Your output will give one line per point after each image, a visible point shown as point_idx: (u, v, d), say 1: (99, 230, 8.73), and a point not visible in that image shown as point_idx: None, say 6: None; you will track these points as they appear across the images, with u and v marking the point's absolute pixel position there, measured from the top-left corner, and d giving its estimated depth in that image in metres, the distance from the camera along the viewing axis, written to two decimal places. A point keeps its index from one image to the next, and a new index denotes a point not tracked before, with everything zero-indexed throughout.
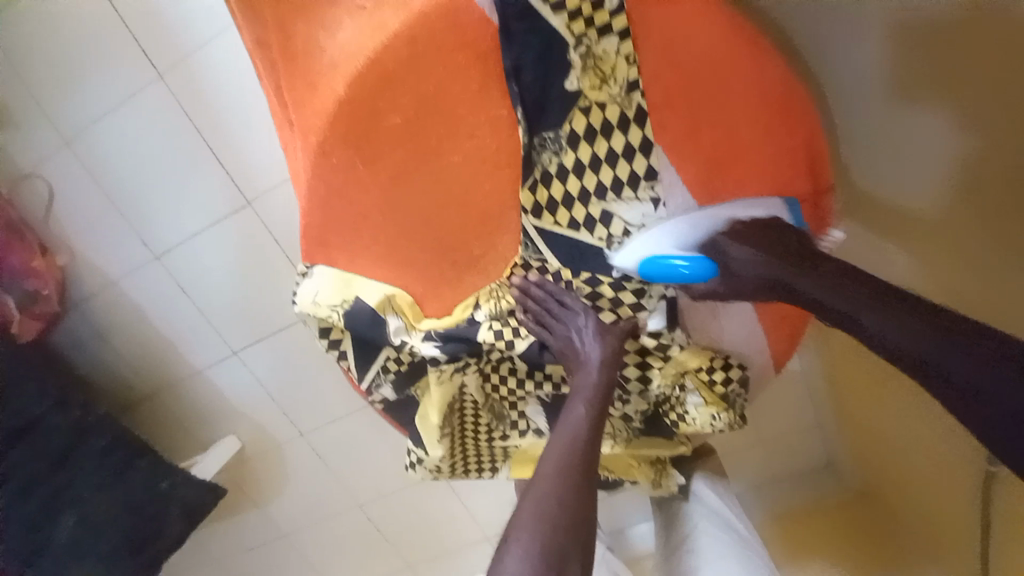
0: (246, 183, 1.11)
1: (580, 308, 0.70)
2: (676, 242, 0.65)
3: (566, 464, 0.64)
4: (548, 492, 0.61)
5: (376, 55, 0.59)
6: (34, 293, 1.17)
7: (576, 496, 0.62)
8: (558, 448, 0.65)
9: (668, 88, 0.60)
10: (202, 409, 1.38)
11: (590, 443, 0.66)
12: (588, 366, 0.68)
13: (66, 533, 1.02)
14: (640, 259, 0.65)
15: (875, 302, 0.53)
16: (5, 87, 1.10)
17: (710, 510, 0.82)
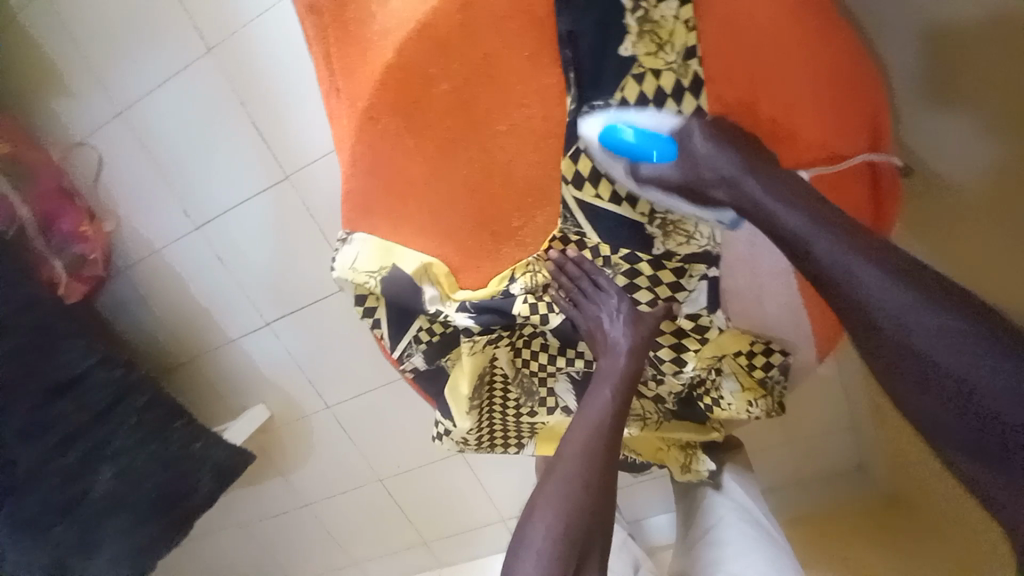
0: (285, 156, 1.13)
1: (614, 291, 0.69)
2: (645, 121, 0.61)
3: (588, 454, 0.67)
4: (571, 478, 0.67)
5: (427, 21, 0.63)
6: (81, 257, 1.22)
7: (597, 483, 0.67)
8: (581, 434, 0.68)
9: (727, 54, 0.59)
10: (233, 377, 1.42)
11: (613, 434, 0.68)
12: (616, 351, 0.68)
13: (105, 486, 1.06)
14: (603, 126, 0.61)
15: (895, 276, 0.49)
16: (61, 56, 1.15)
17: (736, 505, 0.81)
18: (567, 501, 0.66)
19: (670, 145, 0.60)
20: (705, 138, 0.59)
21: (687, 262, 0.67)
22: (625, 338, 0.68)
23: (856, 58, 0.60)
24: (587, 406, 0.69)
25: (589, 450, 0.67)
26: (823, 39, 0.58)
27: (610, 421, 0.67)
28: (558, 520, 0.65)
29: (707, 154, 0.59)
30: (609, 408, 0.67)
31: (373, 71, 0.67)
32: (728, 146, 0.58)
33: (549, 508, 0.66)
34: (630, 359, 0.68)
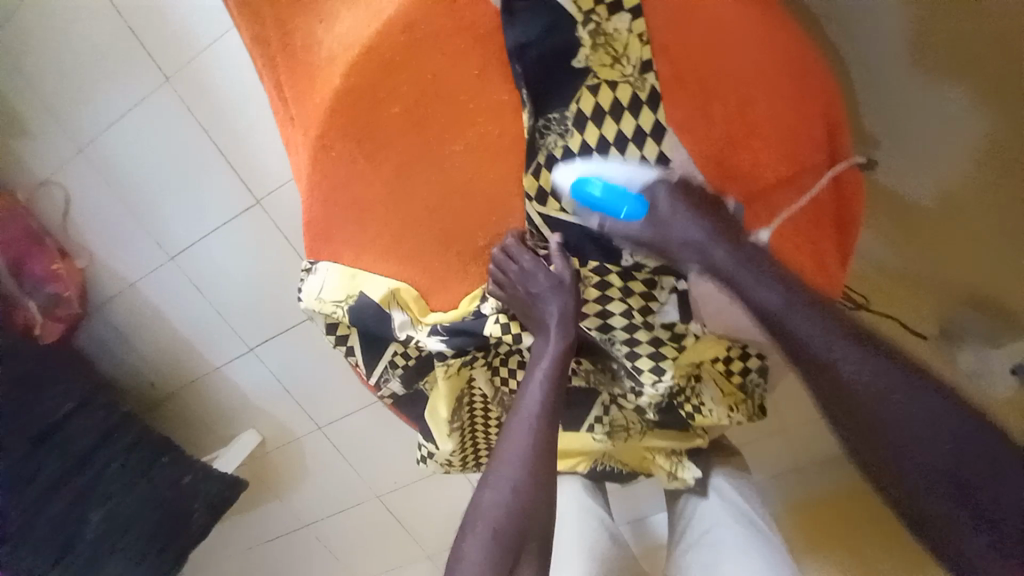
0: (254, 181, 1.11)
1: (541, 266, 0.67)
2: (623, 178, 0.62)
3: (535, 425, 0.68)
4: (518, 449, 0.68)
5: (370, 44, 0.60)
6: (56, 296, 1.21)
7: (547, 453, 0.68)
8: (525, 409, 0.68)
9: (677, 65, 0.58)
10: (222, 405, 1.40)
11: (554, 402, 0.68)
12: (545, 332, 0.69)
13: (93, 530, 1.04)
14: (576, 178, 0.61)
15: (850, 337, 0.54)
16: (17, 96, 1.12)
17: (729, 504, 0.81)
18: (522, 471, 0.67)
19: (641, 203, 0.62)
20: (676, 209, 0.61)
21: (657, 274, 0.67)
22: (556, 309, 0.68)
23: (804, 55, 0.59)
24: (528, 381, 0.69)
25: (534, 421, 0.68)
26: (767, 33, 0.58)
27: (551, 388, 0.68)
28: (507, 494, 0.66)
29: (680, 229, 0.61)
30: (546, 379, 0.68)
31: (322, 99, 0.64)
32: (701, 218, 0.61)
33: (490, 505, 0.66)
34: (564, 326, 0.69)
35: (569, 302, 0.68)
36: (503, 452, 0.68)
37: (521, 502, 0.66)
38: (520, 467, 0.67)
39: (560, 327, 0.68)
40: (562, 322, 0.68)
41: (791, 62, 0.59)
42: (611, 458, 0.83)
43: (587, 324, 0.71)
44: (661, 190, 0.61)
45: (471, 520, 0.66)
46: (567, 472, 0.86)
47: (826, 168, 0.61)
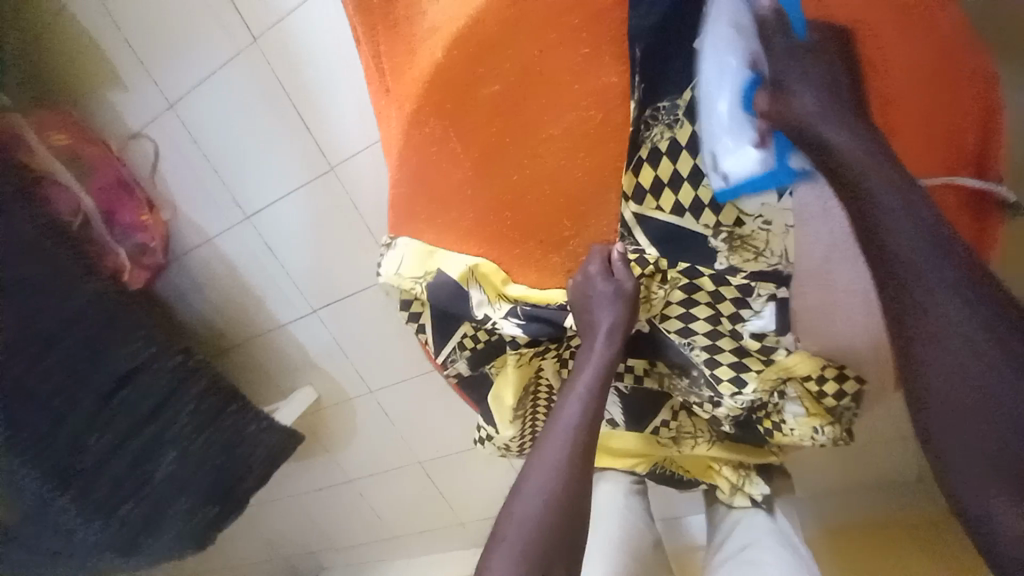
0: (329, 148, 1.12)
1: (616, 274, 0.64)
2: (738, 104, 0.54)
3: (569, 436, 0.63)
4: (551, 456, 0.63)
5: (478, 16, 0.58)
6: (142, 246, 1.29)
7: (581, 465, 0.63)
8: (561, 415, 0.64)
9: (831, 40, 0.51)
10: (283, 360, 1.47)
11: (596, 411, 0.64)
12: (595, 333, 0.65)
13: (167, 467, 1.13)
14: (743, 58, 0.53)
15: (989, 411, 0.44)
16: (117, 53, 1.18)
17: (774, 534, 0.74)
18: (551, 482, 0.61)
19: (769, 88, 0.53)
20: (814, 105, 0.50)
21: (754, 280, 0.62)
22: (609, 316, 0.63)
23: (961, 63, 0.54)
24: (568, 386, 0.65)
25: (569, 431, 0.63)
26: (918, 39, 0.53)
27: (592, 401, 0.64)
28: (541, 501, 0.61)
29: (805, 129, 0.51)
30: (587, 388, 0.64)
31: (421, 73, 0.62)
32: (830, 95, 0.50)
33: (516, 516, 0.61)
34: (611, 339, 0.64)
35: (624, 311, 0.63)
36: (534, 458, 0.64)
37: (552, 509, 0.60)
38: (553, 472, 0.62)
39: (607, 338, 0.64)
40: (610, 339, 0.64)
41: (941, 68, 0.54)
42: (673, 462, 0.81)
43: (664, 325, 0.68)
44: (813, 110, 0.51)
45: (504, 513, 0.63)
46: (622, 470, 0.84)
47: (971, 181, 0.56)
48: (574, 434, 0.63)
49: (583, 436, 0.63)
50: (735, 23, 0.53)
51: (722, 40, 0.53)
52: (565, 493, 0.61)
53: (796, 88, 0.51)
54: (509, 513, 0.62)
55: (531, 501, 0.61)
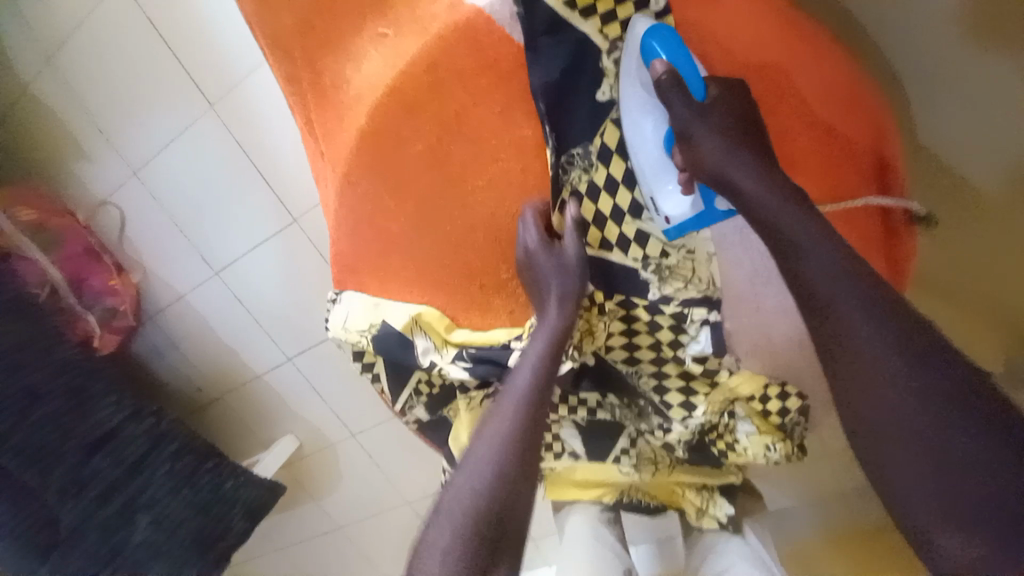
0: (291, 201, 1.14)
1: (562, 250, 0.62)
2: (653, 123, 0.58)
3: (490, 456, 0.58)
4: (471, 477, 0.57)
5: (395, 84, 0.60)
6: (112, 309, 1.30)
7: (532, 434, 0.59)
8: (482, 435, 0.60)
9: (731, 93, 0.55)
10: (262, 411, 1.46)
11: (529, 412, 0.60)
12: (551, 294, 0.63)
13: (142, 533, 1.09)
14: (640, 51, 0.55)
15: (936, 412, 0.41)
16: (79, 127, 1.21)
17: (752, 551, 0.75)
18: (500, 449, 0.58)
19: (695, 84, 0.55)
20: (712, 132, 0.53)
21: (685, 307, 0.63)
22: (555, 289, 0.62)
23: (859, 90, 0.58)
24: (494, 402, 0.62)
25: (493, 450, 0.58)
26: (818, 65, 0.56)
27: (522, 420, 0.59)
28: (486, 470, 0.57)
29: (711, 149, 0.54)
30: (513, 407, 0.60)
31: (349, 136, 0.65)
32: (735, 138, 0.53)
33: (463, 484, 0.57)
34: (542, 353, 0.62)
35: (571, 281, 0.62)
36: (453, 484, 0.58)
37: (468, 533, 0.54)
38: (472, 497, 0.56)
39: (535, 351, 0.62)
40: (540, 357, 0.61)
41: (845, 91, 0.57)
42: (638, 490, 0.82)
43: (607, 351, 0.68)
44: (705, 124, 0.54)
45: (437, 503, 0.59)
46: (589, 502, 0.85)
47: (877, 198, 0.57)
48: (496, 458, 0.58)
49: (510, 458, 0.58)
50: (646, 80, 0.57)
51: (636, 99, 0.58)
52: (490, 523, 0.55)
53: (699, 137, 0.54)
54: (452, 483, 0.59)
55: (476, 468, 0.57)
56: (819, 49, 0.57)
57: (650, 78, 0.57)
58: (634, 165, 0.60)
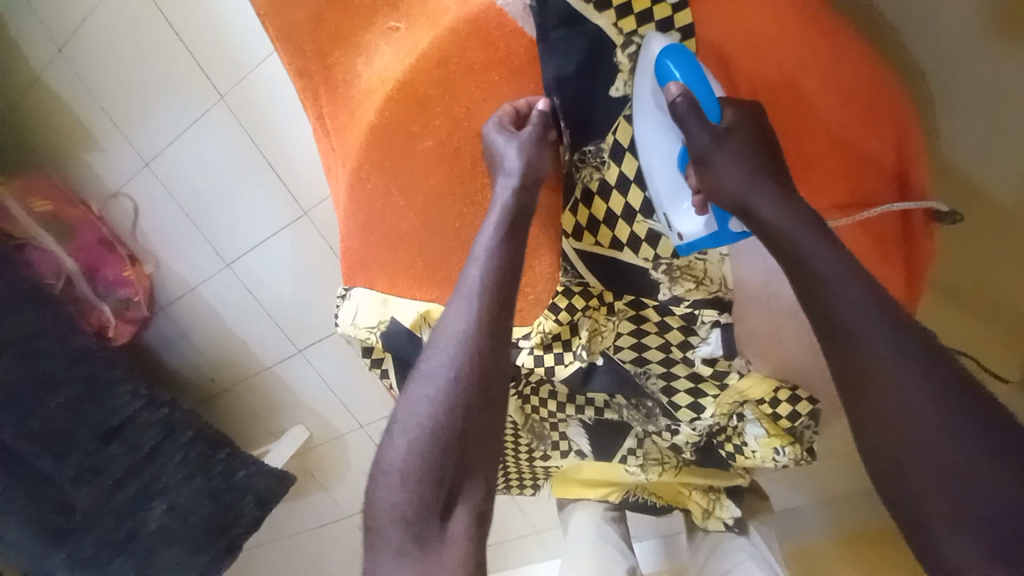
0: (302, 194, 1.14)
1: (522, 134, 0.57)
2: (670, 140, 0.57)
3: (437, 386, 0.55)
4: (421, 404, 0.55)
5: (406, 78, 0.59)
6: (126, 300, 1.31)
7: (488, 347, 0.56)
8: (427, 365, 0.57)
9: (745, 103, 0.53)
10: (273, 401, 1.48)
11: (481, 328, 0.56)
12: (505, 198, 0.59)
13: (157, 519, 1.11)
14: (656, 67, 0.53)
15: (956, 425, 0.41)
16: (93, 119, 1.22)
17: (756, 550, 0.75)
18: (452, 366, 0.55)
19: (713, 106, 0.52)
20: (731, 155, 0.52)
21: (695, 309, 0.63)
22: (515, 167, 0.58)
23: (882, 85, 0.53)
24: (438, 328, 0.58)
25: (440, 378, 0.55)
26: (836, 61, 0.52)
27: (469, 347, 0.55)
28: (436, 393, 0.55)
29: (731, 174, 0.52)
30: (459, 333, 0.56)
31: (359, 132, 0.65)
32: (755, 162, 0.52)
33: (418, 404, 0.55)
34: (489, 272, 0.57)
35: (529, 157, 0.58)
36: (400, 414, 0.56)
37: (421, 464, 0.54)
38: (423, 428, 0.54)
39: (481, 270, 0.57)
40: (487, 278, 0.57)
41: (865, 89, 0.53)
42: (644, 489, 0.82)
43: (617, 351, 0.68)
44: (724, 145, 0.52)
45: (393, 421, 0.57)
46: (594, 500, 0.86)
47: (896, 205, 0.56)
48: (444, 388, 0.55)
49: (460, 388, 0.55)
50: (662, 104, 0.56)
51: (651, 118, 0.56)
52: (443, 455, 0.54)
53: (716, 156, 0.52)
54: (406, 399, 0.57)
55: (428, 389, 0.55)
56: (839, 40, 0.52)
57: (665, 99, 0.55)
58: (648, 176, 0.59)
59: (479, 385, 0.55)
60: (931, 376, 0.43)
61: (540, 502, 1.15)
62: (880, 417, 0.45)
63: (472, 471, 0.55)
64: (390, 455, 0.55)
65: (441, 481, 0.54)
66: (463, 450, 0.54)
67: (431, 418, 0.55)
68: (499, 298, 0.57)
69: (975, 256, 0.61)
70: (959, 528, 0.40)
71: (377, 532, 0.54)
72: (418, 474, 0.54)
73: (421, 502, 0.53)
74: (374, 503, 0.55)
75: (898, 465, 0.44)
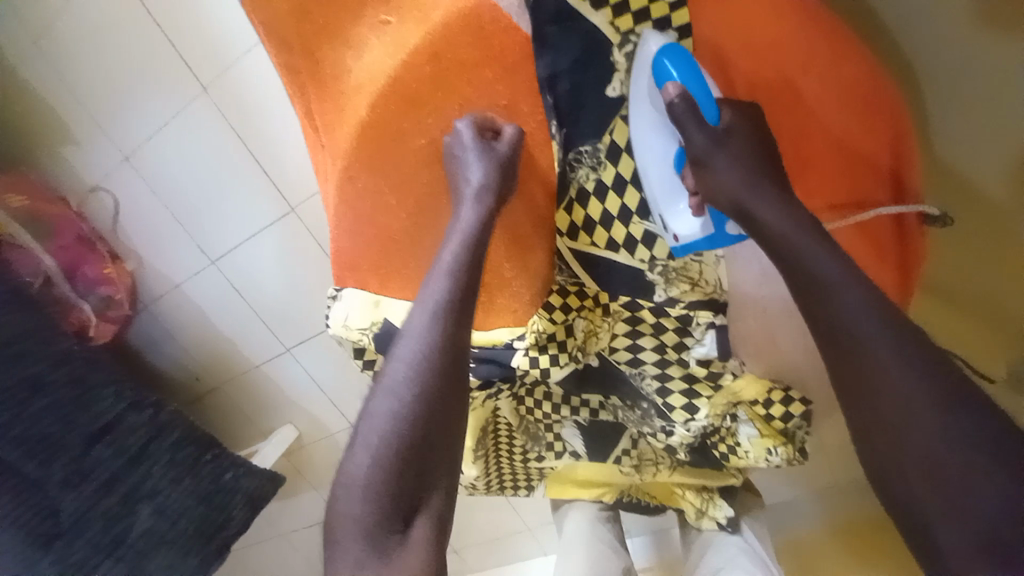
0: (290, 191, 1.11)
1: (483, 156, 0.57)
2: (666, 141, 0.56)
3: (397, 401, 0.53)
4: (381, 415, 0.53)
5: (397, 75, 0.57)
6: (108, 298, 1.28)
7: (449, 355, 0.55)
8: (388, 378, 0.55)
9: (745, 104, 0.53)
10: (261, 401, 1.45)
11: (446, 334, 0.55)
12: (467, 209, 0.58)
13: (144, 522, 1.09)
14: (653, 66, 0.52)
15: (952, 425, 0.42)
16: (70, 111, 1.18)
17: (747, 547, 0.76)
18: (415, 374, 0.54)
19: (710, 108, 0.52)
20: (731, 158, 0.51)
21: (691, 310, 0.63)
22: (477, 181, 0.57)
23: (881, 87, 0.53)
24: (399, 338, 0.56)
25: (400, 387, 0.54)
26: (836, 64, 0.52)
27: (433, 363, 0.54)
28: (396, 403, 0.53)
29: (731, 178, 0.52)
30: (421, 346, 0.55)
31: (349, 128, 0.63)
32: (753, 165, 0.51)
33: (380, 415, 0.54)
34: (454, 284, 0.56)
35: (495, 178, 0.58)
36: (360, 430, 0.54)
37: (381, 480, 0.52)
38: (383, 442, 0.53)
39: (443, 285, 0.56)
40: (448, 285, 0.56)
41: (864, 94, 0.53)
42: (638, 490, 0.83)
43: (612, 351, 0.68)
44: (723, 147, 0.51)
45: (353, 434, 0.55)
46: (588, 500, 0.86)
47: (891, 208, 0.56)
48: (405, 404, 0.53)
49: (422, 402, 0.54)
50: (660, 105, 0.55)
51: (648, 120, 0.56)
52: (404, 467, 0.52)
53: (714, 158, 0.52)
54: (366, 410, 0.55)
55: (388, 399, 0.54)
56: (840, 44, 0.52)
57: (662, 100, 0.54)
58: (643, 177, 0.58)
59: (442, 399, 0.54)
60: (930, 376, 0.43)
61: (535, 501, 1.15)
62: (877, 415, 0.45)
63: (433, 481, 0.54)
64: (349, 471, 0.53)
65: (402, 496, 0.52)
66: (423, 459, 0.53)
67: (390, 430, 0.53)
68: (459, 314, 0.56)
69: (962, 262, 0.62)
70: (956, 525, 0.41)
71: (337, 547, 0.53)
72: (381, 489, 0.52)
73: (381, 517, 0.52)
74: (333, 522, 0.53)
75: (901, 464, 0.44)
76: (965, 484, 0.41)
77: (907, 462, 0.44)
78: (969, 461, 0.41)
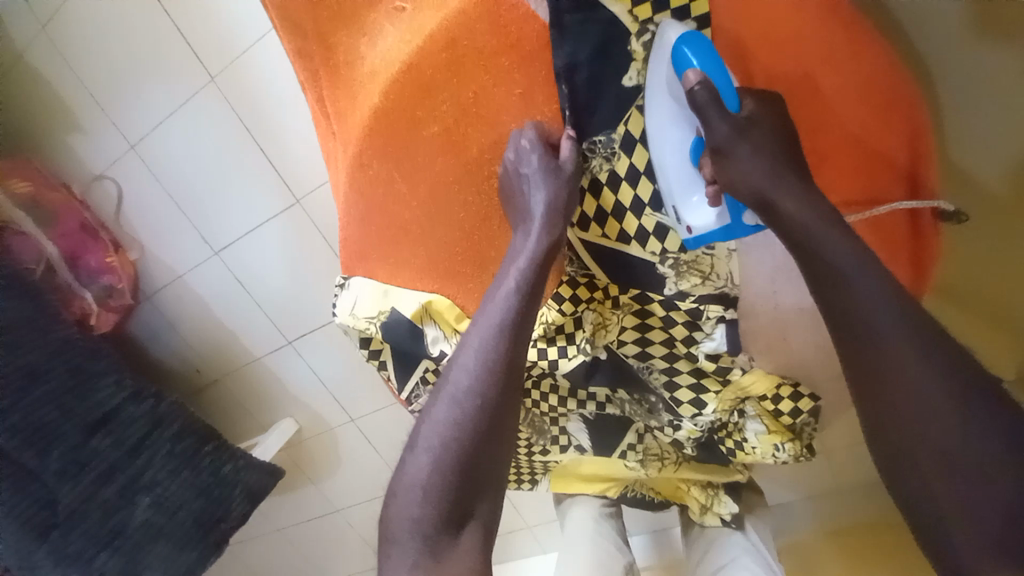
0: (295, 182, 1.11)
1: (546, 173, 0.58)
2: (683, 130, 0.56)
3: (458, 411, 0.56)
4: (443, 422, 0.56)
5: (412, 61, 0.57)
6: (110, 287, 1.28)
7: (508, 370, 0.56)
8: (450, 386, 0.57)
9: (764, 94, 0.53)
10: (261, 394, 1.45)
11: (506, 350, 0.56)
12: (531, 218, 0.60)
13: (142, 514, 1.08)
14: (673, 53, 0.52)
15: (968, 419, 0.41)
16: (76, 98, 1.17)
17: (751, 546, 0.75)
18: (476, 386, 0.56)
19: (731, 96, 0.51)
20: (750, 149, 0.51)
21: (701, 304, 0.62)
22: (541, 196, 0.58)
23: (898, 82, 0.53)
24: (461, 348, 0.58)
25: (461, 397, 0.56)
26: (853, 58, 0.52)
27: (492, 376, 0.56)
28: (457, 413, 0.56)
29: (748, 169, 0.52)
30: (481, 359, 0.57)
31: (361, 115, 0.62)
32: (770, 157, 0.51)
33: (439, 421, 0.56)
34: (517, 301, 0.58)
35: (558, 196, 0.59)
36: (420, 434, 0.57)
37: (440, 484, 0.54)
38: (443, 448, 0.55)
39: (505, 302, 0.58)
40: (510, 301, 0.58)
41: (882, 88, 0.53)
42: (642, 485, 0.83)
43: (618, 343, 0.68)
44: (741, 137, 0.51)
45: (413, 436, 0.58)
46: (592, 495, 0.86)
47: (906, 203, 0.56)
48: (464, 413, 0.55)
49: (481, 412, 0.56)
50: (678, 95, 0.55)
51: (665, 110, 0.56)
52: (460, 473, 0.55)
53: (732, 148, 0.52)
54: (428, 414, 0.58)
55: (449, 407, 0.56)
56: (859, 39, 0.52)
57: (680, 89, 0.54)
58: (658, 167, 0.58)
59: (499, 409, 0.56)
60: (946, 370, 0.43)
61: (537, 497, 1.15)
62: (892, 409, 0.45)
63: (485, 488, 0.57)
64: (408, 472, 0.56)
65: (455, 501, 0.55)
66: (479, 468, 0.56)
67: (451, 438, 0.55)
68: (519, 330, 0.57)
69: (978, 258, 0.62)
70: (968, 517, 0.41)
71: (393, 543, 0.55)
72: (438, 493, 0.54)
73: (438, 519, 0.54)
74: (389, 519, 0.56)
75: (915, 459, 0.44)
76: (979, 478, 0.41)
77: (920, 457, 0.44)
78: (983, 455, 0.41)
